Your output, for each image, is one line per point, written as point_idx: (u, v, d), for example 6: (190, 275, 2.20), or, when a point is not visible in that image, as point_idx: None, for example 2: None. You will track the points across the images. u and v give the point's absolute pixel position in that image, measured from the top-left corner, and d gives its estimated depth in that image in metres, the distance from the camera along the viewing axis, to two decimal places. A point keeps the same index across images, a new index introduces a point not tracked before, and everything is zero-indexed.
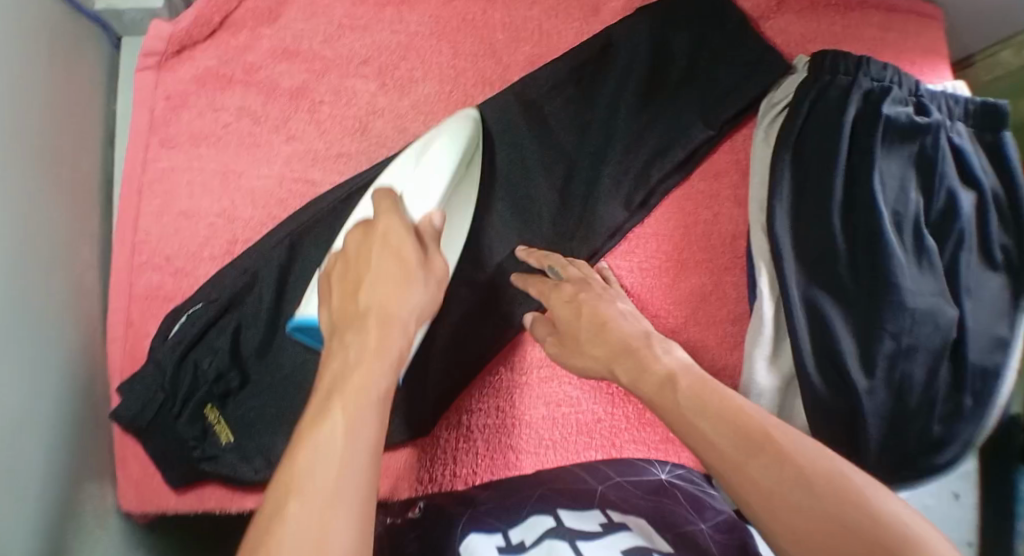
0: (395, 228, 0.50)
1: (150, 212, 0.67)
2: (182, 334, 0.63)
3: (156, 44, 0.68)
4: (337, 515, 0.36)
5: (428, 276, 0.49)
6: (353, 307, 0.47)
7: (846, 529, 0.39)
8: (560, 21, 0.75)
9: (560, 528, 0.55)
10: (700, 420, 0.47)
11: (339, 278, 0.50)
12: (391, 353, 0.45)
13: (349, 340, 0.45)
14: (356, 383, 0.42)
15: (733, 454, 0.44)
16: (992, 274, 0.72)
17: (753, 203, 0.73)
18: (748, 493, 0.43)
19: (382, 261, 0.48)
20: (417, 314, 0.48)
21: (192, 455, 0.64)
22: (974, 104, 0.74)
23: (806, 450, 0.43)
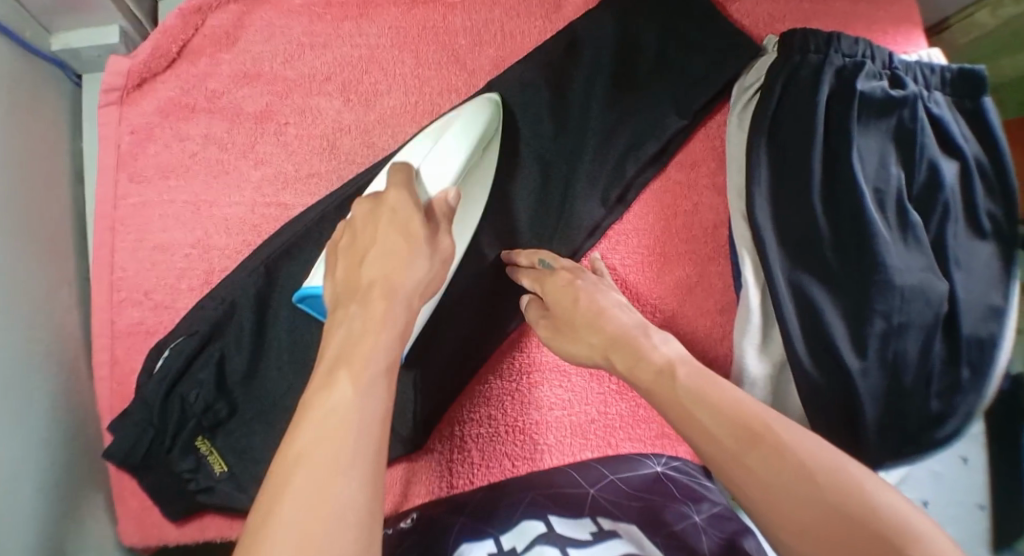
0: (402, 200, 0.49)
1: (125, 249, 0.67)
2: (166, 368, 0.62)
3: (116, 80, 0.67)
4: (336, 486, 0.37)
5: (427, 241, 0.48)
6: (358, 279, 0.46)
7: (846, 523, 0.38)
8: (523, 20, 0.73)
9: (551, 535, 0.56)
10: (697, 411, 0.47)
11: (345, 246, 0.49)
12: (394, 321, 0.44)
13: (353, 311, 0.44)
14: (363, 353, 0.42)
15: (732, 445, 0.43)
16: (981, 243, 0.71)
17: (732, 190, 0.72)
18: (748, 485, 0.42)
19: (387, 231, 0.47)
20: (420, 283, 0.46)
21: (187, 488, 0.64)
22: (951, 72, 0.73)
23: (805, 442, 0.42)
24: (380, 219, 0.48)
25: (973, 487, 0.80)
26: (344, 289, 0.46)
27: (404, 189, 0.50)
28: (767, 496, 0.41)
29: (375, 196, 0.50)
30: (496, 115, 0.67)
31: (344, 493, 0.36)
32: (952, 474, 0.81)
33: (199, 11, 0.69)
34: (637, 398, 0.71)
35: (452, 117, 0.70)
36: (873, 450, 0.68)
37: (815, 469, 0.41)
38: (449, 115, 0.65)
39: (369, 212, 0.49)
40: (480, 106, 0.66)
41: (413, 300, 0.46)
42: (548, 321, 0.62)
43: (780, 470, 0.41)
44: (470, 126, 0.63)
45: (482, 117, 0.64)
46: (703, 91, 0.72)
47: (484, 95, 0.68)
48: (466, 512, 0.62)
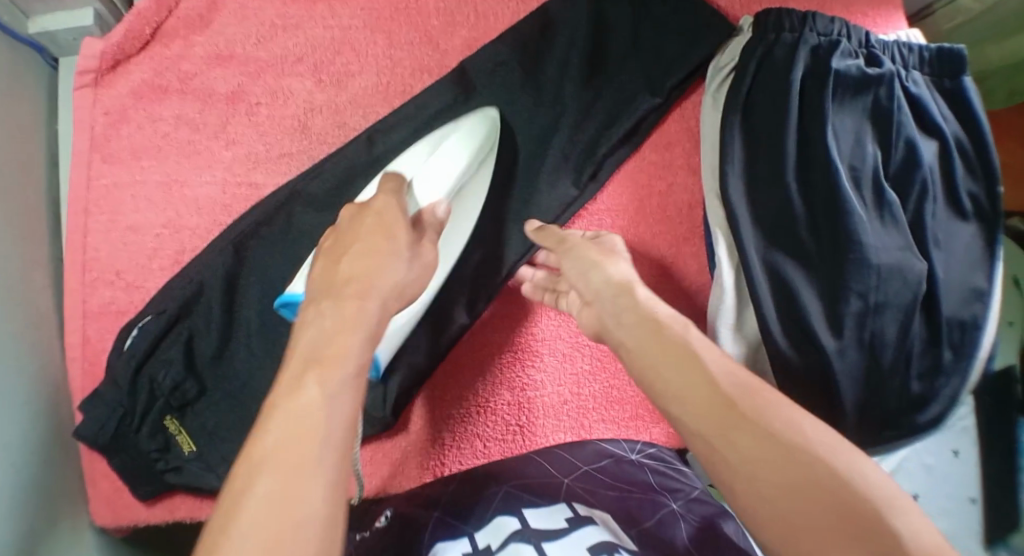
0: (391, 210, 0.51)
1: (97, 228, 0.67)
2: (134, 348, 0.62)
3: (90, 62, 0.68)
4: (308, 470, 0.35)
5: (404, 240, 0.49)
6: (335, 276, 0.45)
7: (829, 496, 0.37)
8: (496, 1, 0.73)
9: (526, 531, 0.53)
10: (695, 373, 0.45)
11: (326, 251, 0.49)
12: (371, 315, 0.44)
13: (326, 307, 0.43)
14: (336, 350, 0.41)
15: (716, 417, 0.42)
16: (961, 223, 0.70)
17: (706, 170, 0.71)
18: (726, 459, 0.41)
19: (367, 236, 0.48)
20: (397, 282, 0.46)
21: (155, 467, 0.63)
22: (929, 51, 0.72)
23: (791, 413, 0.42)
24: (366, 220, 0.49)
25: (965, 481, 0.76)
26: (320, 289, 0.45)
27: (391, 198, 0.52)
28: (747, 468, 0.40)
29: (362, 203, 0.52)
30: (493, 125, 0.67)
31: (313, 477, 0.35)
32: (945, 467, 0.76)
33: None
34: (610, 380, 0.71)
35: (424, 96, 0.70)
36: (851, 431, 0.67)
37: (799, 440, 0.40)
38: (448, 126, 0.65)
39: (352, 216, 0.50)
40: (479, 116, 0.66)
41: (389, 302, 0.45)
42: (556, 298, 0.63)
43: (764, 441, 0.40)
44: (469, 136, 0.64)
45: (482, 129, 0.65)
46: (692, 58, 0.72)
47: (483, 109, 0.67)
48: (438, 508, 0.60)
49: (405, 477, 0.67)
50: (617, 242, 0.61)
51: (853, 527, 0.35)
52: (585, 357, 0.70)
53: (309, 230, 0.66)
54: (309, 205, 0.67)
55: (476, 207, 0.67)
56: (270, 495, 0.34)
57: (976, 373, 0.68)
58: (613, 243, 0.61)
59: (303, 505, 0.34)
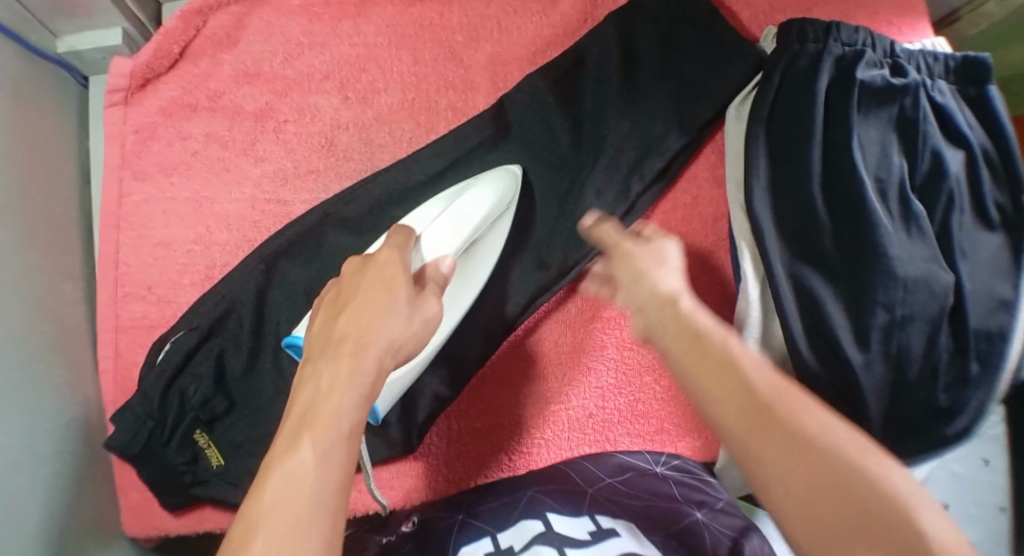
0: (395, 264, 0.50)
1: (130, 244, 0.68)
2: (166, 362, 0.63)
3: (119, 81, 0.69)
4: (300, 536, 0.37)
5: (405, 291, 0.48)
6: (333, 332, 0.46)
7: (864, 512, 0.34)
8: (520, 16, 0.73)
9: (549, 534, 0.56)
10: (728, 374, 0.41)
11: (327, 306, 0.49)
12: (366, 374, 0.44)
13: (321, 366, 0.44)
14: (327, 411, 0.42)
15: (746, 428, 0.39)
16: (988, 234, 0.70)
17: (731, 182, 0.71)
18: (760, 472, 0.38)
19: (369, 289, 0.48)
20: (396, 337, 0.46)
21: (183, 479, 0.65)
22: (954, 60, 0.72)
23: (823, 417, 0.39)
24: (373, 273, 0.49)
25: (993, 490, 0.85)
26: (317, 344, 0.46)
27: (394, 249, 0.51)
28: (779, 480, 0.37)
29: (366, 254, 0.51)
30: (514, 186, 0.67)
31: (304, 547, 0.36)
32: (972, 475, 0.86)
33: (200, 13, 0.70)
34: (635, 393, 0.71)
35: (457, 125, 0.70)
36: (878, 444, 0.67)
37: (833, 450, 0.37)
38: (471, 179, 0.66)
39: (356, 268, 0.50)
40: (502, 172, 0.67)
41: (387, 356, 0.45)
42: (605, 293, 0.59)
43: (796, 451, 0.37)
44: (489, 191, 0.64)
45: (503, 186, 0.65)
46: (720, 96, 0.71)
47: (506, 165, 0.68)
48: (462, 512, 0.62)
49: (430, 489, 0.68)
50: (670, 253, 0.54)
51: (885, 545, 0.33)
52: (609, 371, 0.71)
53: (342, 251, 0.67)
54: (344, 222, 0.67)
55: (489, 263, 0.66)
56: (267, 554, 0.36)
57: (1005, 386, 0.67)
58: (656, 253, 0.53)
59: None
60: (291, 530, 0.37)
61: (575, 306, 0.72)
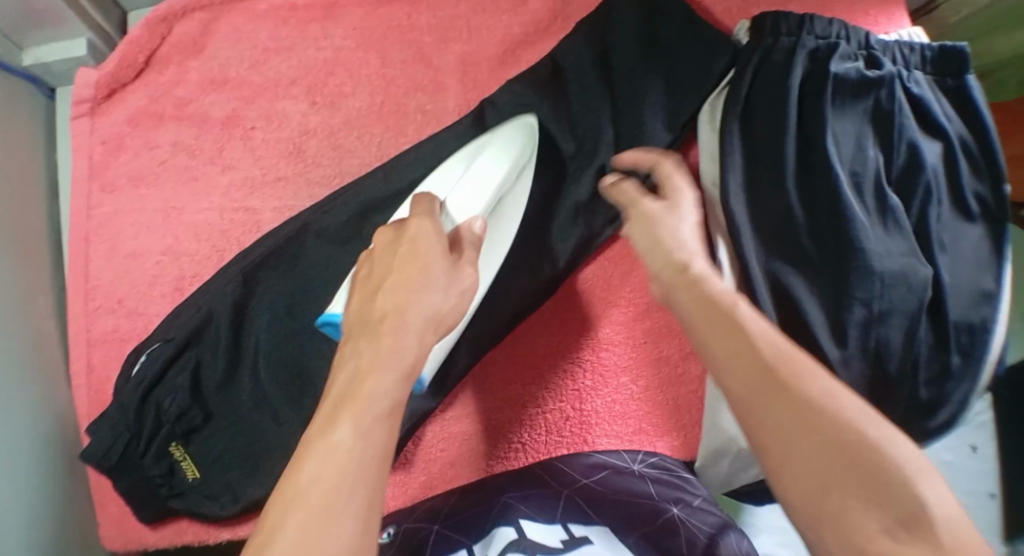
0: (426, 233, 0.47)
1: (100, 257, 0.68)
2: (143, 374, 0.63)
3: (85, 91, 0.69)
4: (333, 520, 0.36)
5: (439, 258, 0.46)
6: (370, 310, 0.44)
7: (863, 470, 0.37)
8: (489, 15, 0.72)
9: (523, 542, 0.55)
10: (727, 329, 0.45)
11: (361, 282, 0.46)
12: (405, 354, 0.42)
13: (360, 346, 0.42)
14: (367, 391, 0.40)
15: (747, 382, 0.42)
16: (968, 225, 0.69)
17: (705, 179, 0.70)
18: (760, 423, 0.41)
19: (403, 262, 0.45)
20: (436, 309, 0.44)
21: (160, 492, 0.65)
22: (931, 50, 0.71)
23: (827, 382, 0.41)
24: (408, 242, 0.46)
25: (984, 477, 0.85)
26: (358, 322, 0.44)
27: (423, 215, 0.48)
28: (785, 441, 0.39)
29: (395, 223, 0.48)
30: (528, 141, 0.65)
31: (338, 532, 0.36)
32: (963, 463, 0.85)
33: (165, 21, 0.69)
34: (612, 394, 0.70)
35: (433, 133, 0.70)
36: None
37: (837, 412, 0.39)
38: (485, 136, 0.65)
39: (387, 239, 0.47)
40: (516, 126, 0.65)
41: (429, 330, 0.44)
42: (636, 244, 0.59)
43: (802, 408, 0.40)
44: (507, 147, 0.63)
45: (518, 142, 0.64)
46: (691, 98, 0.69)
47: (520, 117, 0.67)
48: (437, 521, 0.60)
49: (407, 496, 0.68)
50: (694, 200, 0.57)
51: (883, 501, 0.36)
52: (585, 373, 0.70)
53: (319, 262, 0.66)
54: (320, 231, 0.66)
55: (514, 226, 0.65)
56: (298, 536, 0.35)
57: (987, 378, 0.66)
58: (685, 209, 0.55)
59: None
60: (325, 509, 0.36)
61: (548, 307, 0.71)
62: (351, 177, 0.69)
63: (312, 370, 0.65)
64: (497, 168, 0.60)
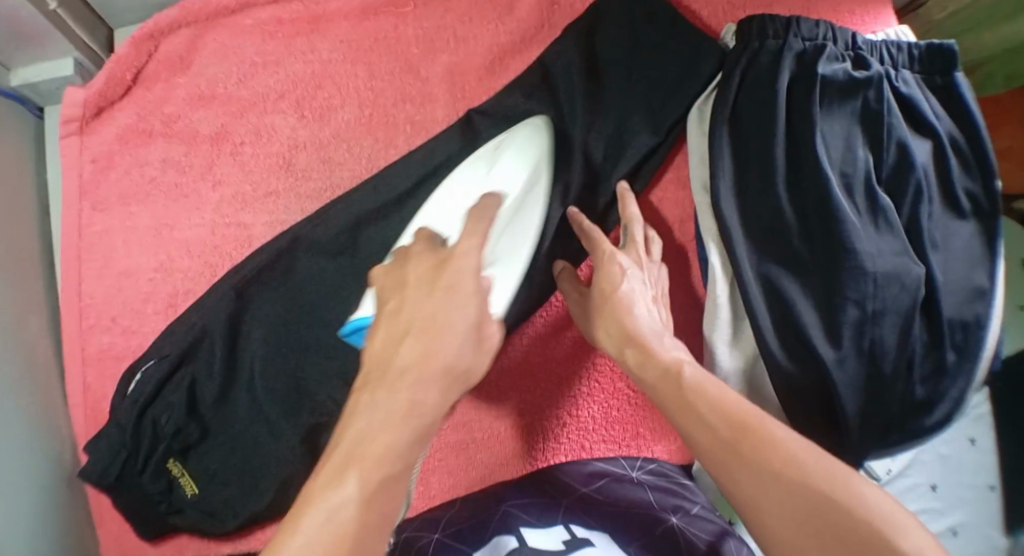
0: (467, 277, 0.42)
1: (92, 275, 0.68)
2: (138, 392, 0.63)
3: (74, 110, 0.69)
4: None
5: (470, 312, 0.41)
6: (392, 357, 0.40)
7: (835, 531, 0.38)
8: (475, 24, 0.72)
9: (524, 548, 0.55)
10: (690, 406, 0.47)
11: (386, 318, 0.42)
12: (421, 421, 0.39)
13: (374, 396, 0.39)
14: (382, 450, 0.37)
15: (715, 454, 0.44)
16: (960, 222, 0.69)
17: (696, 183, 0.69)
18: (737, 493, 0.42)
19: (434, 308, 0.41)
20: (453, 370, 0.40)
21: (159, 509, 0.65)
22: (919, 48, 0.71)
23: (788, 438, 0.42)
24: (448, 282, 0.42)
25: (983, 468, 0.84)
26: (376, 367, 0.40)
27: (473, 238, 0.44)
28: (760, 513, 0.41)
29: (439, 255, 0.44)
30: (542, 148, 0.63)
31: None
32: (961, 456, 0.84)
33: (151, 37, 0.69)
34: (608, 400, 0.70)
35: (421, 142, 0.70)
36: (856, 441, 0.66)
37: (801, 473, 0.40)
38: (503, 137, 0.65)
39: (428, 275, 0.43)
40: (531, 132, 0.64)
41: (441, 393, 0.40)
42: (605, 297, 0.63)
43: (770, 475, 0.41)
44: (520, 155, 0.61)
45: (532, 148, 0.62)
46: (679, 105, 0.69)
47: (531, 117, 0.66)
48: (436, 531, 0.60)
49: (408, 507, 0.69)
50: (628, 272, 0.60)
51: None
52: (580, 380, 0.70)
53: (311, 276, 0.66)
54: (311, 245, 0.66)
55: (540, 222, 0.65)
56: None
57: (981, 374, 0.67)
58: (622, 287, 0.59)
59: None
60: None
61: (542, 319, 0.70)
62: (342, 190, 0.69)
63: (309, 383, 0.65)
64: (505, 180, 0.59)
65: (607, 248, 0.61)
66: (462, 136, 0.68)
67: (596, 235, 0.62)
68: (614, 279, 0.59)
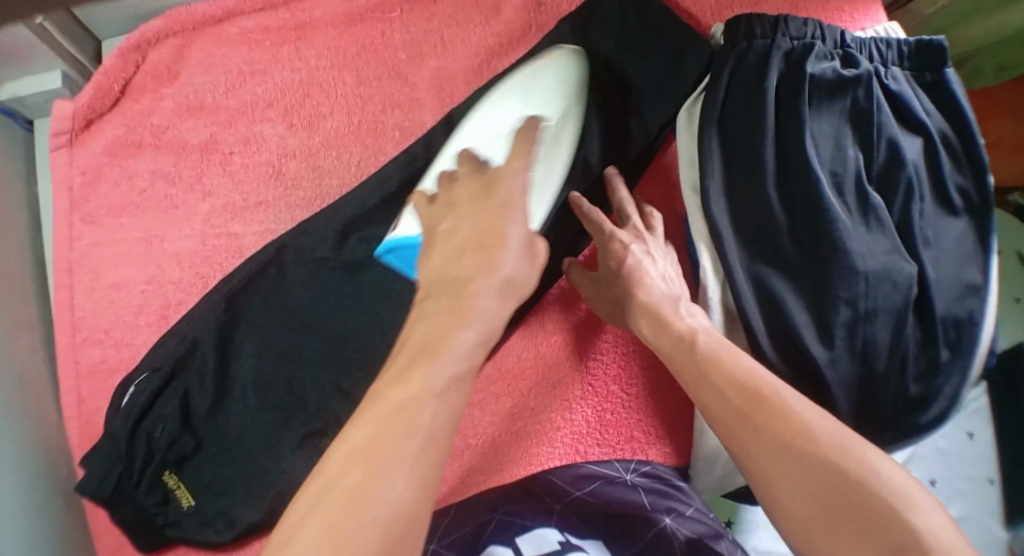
0: (516, 193, 0.42)
1: (84, 288, 0.68)
2: (132, 404, 0.63)
3: (62, 124, 0.69)
4: (356, 520, 0.32)
5: (519, 224, 0.41)
6: (446, 271, 0.41)
7: (845, 501, 0.40)
8: (462, 28, 0.72)
9: None
10: (706, 377, 0.50)
11: (440, 234, 0.43)
12: (475, 329, 0.38)
13: (430, 307, 0.40)
14: (444, 348, 0.37)
15: (733, 423, 0.46)
16: (951, 219, 0.69)
17: (685, 185, 0.69)
18: (751, 460, 0.44)
19: (478, 220, 0.42)
20: (507, 279, 0.40)
21: (155, 521, 0.64)
22: (909, 45, 0.71)
23: (801, 410, 0.44)
24: (497, 200, 0.42)
25: (982, 462, 0.84)
26: (435, 282, 0.41)
27: (518, 157, 0.43)
28: (771, 482, 0.43)
29: (485, 175, 0.44)
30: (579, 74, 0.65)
31: (364, 529, 0.32)
32: (959, 450, 0.84)
33: (138, 48, 0.70)
34: (601, 403, 0.70)
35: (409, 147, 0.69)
36: None
37: (812, 446, 0.42)
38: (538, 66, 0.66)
39: (478, 195, 0.43)
40: (562, 60, 0.66)
41: (499, 303, 0.40)
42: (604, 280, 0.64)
43: (783, 445, 0.43)
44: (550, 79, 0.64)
45: (561, 80, 0.64)
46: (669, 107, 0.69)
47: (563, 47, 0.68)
48: (436, 540, 0.60)
49: None
50: (631, 248, 0.61)
51: (865, 532, 0.38)
52: (575, 383, 0.70)
53: (302, 284, 0.66)
54: (300, 253, 0.66)
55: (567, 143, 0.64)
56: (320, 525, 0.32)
57: (973, 372, 0.66)
58: (629, 261, 0.60)
59: (378, 516, 0.32)
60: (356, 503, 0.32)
61: (535, 319, 0.70)
62: (331, 198, 0.69)
63: (304, 388, 0.65)
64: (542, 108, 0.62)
65: (606, 228, 0.60)
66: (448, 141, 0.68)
67: (595, 216, 0.61)
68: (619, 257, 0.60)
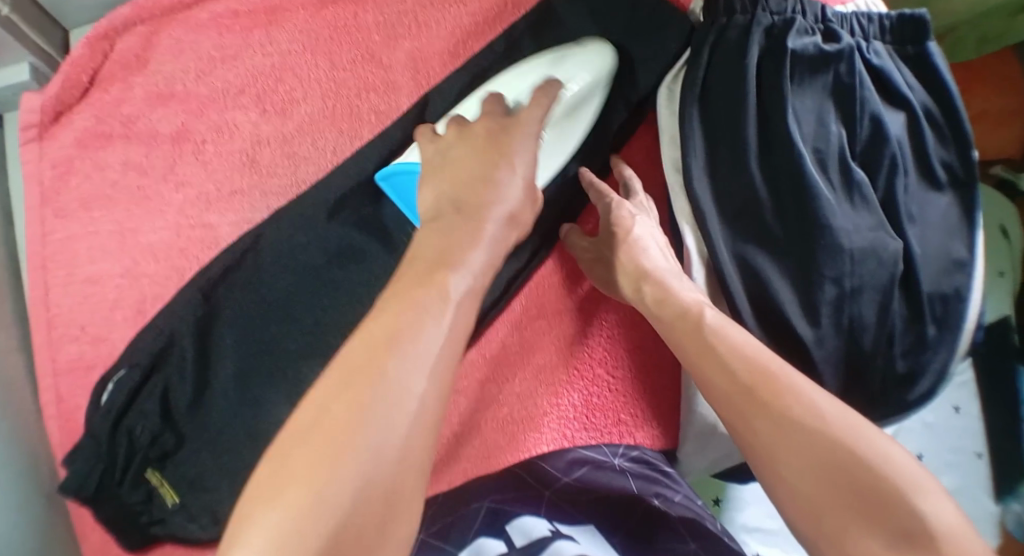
0: (530, 135, 0.49)
1: (58, 284, 0.67)
2: (111, 401, 0.61)
3: (32, 117, 0.69)
4: (330, 476, 0.31)
5: (526, 164, 0.47)
6: (466, 192, 0.45)
7: (854, 486, 0.39)
8: (436, 8, 0.72)
9: (512, 551, 0.57)
10: (713, 350, 0.48)
11: (450, 161, 0.48)
12: (484, 242, 0.43)
13: (447, 219, 0.44)
14: (459, 253, 0.41)
15: (734, 401, 0.45)
16: (936, 194, 0.69)
17: (668, 163, 0.68)
18: (756, 439, 0.43)
19: (488, 155, 0.47)
20: (511, 208, 0.45)
21: (140, 521, 0.62)
22: (890, 19, 0.70)
23: (809, 391, 0.43)
24: (510, 142, 0.48)
25: (969, 434, 0.85)
26: (445, 202, 0.45)
27: (536, 107, 0.50)
28: (776, 463, 0.41)
29: (504, 119, 0.50)
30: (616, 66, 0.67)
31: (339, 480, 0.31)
32: (945, 423, 0.85)
33: (106, 37, 0.70)
34: (589, 387, 0.67)
35: (387, 129, 0.68)
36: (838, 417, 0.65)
37: (821, 426, 0.41)
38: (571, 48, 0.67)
39: (493, 134, 0.48)
40: (602, 48, 0.67)
41: (504, 228, 0.45)
42: (594, 248, 0.64)
43: (790, 426, 0.41)
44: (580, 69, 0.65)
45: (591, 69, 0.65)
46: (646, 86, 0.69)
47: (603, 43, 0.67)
48: (424, 530, 0.63)
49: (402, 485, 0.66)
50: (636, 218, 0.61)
51: (874, 519, 0.37)
52: (561, 368, 0.68)
53: (279, 272, 0.65)
54: (276, 244, 0.66)
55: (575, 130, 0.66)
56: (293, 481, 0.31)
57: (960, 348, 0.66)
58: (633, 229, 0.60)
59: (397, 400, 0.34)
60: (338, 457, 0.32)
61: (519, 305, 0.69)
62: (307, 183, 0.68)
63: (286, 378, 0.63)
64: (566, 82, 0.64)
65: (614, 197, 0.62)
66: (423, 123, 0.68)
67: (602, 188, 0.63)
68: (625, 225, 0.61)
